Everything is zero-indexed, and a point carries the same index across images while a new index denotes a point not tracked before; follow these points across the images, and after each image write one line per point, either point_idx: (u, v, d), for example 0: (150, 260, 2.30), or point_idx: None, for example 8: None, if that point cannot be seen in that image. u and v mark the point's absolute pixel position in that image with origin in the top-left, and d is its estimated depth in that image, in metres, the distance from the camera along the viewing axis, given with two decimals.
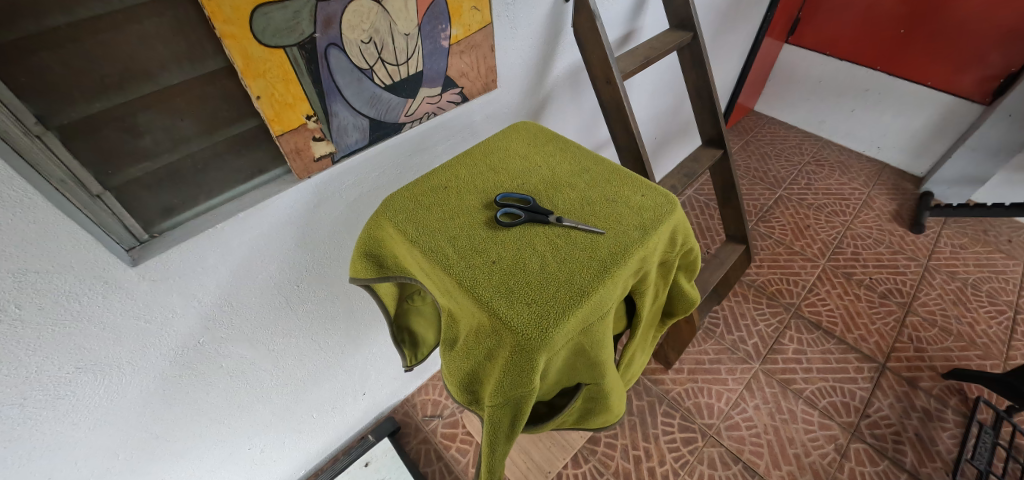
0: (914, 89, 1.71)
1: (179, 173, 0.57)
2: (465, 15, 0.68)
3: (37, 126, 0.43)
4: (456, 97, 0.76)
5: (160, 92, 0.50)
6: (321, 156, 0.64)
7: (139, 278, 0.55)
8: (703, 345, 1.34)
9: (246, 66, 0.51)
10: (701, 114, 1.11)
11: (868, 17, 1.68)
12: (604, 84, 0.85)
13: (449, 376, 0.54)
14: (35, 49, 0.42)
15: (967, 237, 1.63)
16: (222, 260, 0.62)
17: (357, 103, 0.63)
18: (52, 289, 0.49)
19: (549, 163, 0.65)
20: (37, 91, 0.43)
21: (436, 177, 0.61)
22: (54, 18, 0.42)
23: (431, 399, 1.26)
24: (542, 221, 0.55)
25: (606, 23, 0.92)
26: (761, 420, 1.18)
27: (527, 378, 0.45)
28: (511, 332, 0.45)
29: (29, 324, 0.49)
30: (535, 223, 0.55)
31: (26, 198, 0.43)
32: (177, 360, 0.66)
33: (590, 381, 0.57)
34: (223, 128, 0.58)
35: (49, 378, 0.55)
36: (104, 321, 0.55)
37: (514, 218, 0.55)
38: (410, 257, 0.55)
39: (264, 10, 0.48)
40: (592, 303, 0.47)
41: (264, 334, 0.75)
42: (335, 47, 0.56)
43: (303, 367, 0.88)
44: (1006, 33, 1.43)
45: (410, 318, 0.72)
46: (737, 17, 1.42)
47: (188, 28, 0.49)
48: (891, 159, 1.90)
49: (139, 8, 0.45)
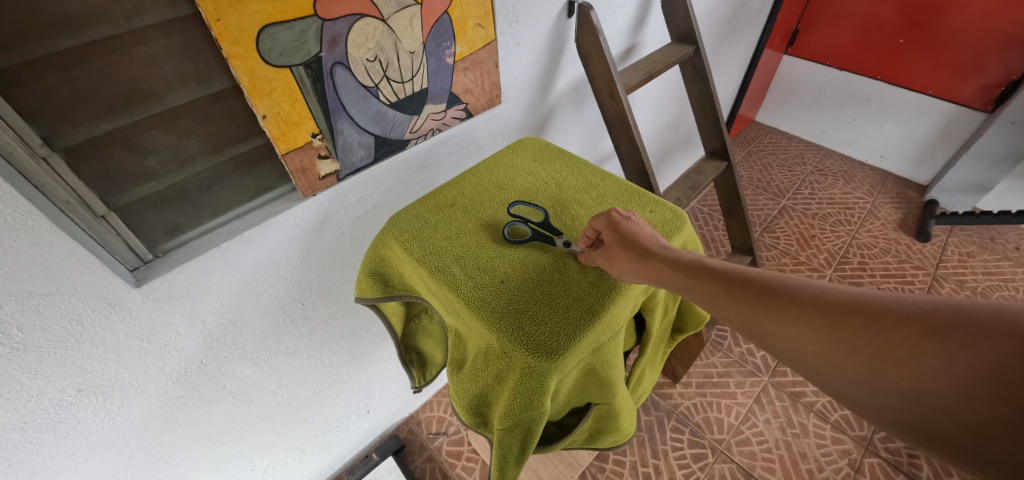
0: (915, 97, 1.71)
1: (184, 193, 0.57)
2: (470, 32, 0.68)
3: (43, 147, 0.44)
4: (461, 113, 0.76)
5: (166, 113, 0.51)
6: (326, 175, 0.64)
7: (142, 298, 0.54)
8: (711, 357, 1.32)
9: (253, 86, 0.51)
10: (704, 125, 1.11)
11: (866, 28, 1.70)
12: (608, 99, 0.85)
13: (457, 398, 0.53)
14: (43, 72, 0.42)
15: (974, 245, 1.61)
16: (227, 279, 0.61)
17: (363, 121, 0.63)
18: (56, 311, 0.48)
19: (556, 179, 0.65)
20: (43, 112, 0.43)
21: (441, 195, 0.61)
22: (62, 41, 0.42)
23: (436, 416, 1.24)
24: (547, 241, 0.54)
25: (609, 37, 0.93)
26: (773, 435, 1.15)
27: (537, 400, 0.44)
28: (520, 353, 0.44)
29: (32, 347, 0.49)
30: (540, 242, 0.55)
31: (31, 219, 0.42)
32: (180, 380, 0.65)
33: (602, 401, 0.56)
34: (229, 148, 0.58)
35: (50, 401, 0.54)
36: (107, 342, 0.54)
37: (523, 236, 0.56)
38: (415, 276, 0.55)
39: (271, 31, 0.49)
40: (602, 323, 0.47)
41: (267, 353, 0.74)
42: (341, 65, 0.56)
43: (305, 387, 0.87)
44: (1005, 41, 1.44)
45: (418, 338, 0.71)
46: (737, 30, 1.43)
47: (196, 49, 0.49)
48: (896, 168, 1.90)
49: (147, 30, 0.45)
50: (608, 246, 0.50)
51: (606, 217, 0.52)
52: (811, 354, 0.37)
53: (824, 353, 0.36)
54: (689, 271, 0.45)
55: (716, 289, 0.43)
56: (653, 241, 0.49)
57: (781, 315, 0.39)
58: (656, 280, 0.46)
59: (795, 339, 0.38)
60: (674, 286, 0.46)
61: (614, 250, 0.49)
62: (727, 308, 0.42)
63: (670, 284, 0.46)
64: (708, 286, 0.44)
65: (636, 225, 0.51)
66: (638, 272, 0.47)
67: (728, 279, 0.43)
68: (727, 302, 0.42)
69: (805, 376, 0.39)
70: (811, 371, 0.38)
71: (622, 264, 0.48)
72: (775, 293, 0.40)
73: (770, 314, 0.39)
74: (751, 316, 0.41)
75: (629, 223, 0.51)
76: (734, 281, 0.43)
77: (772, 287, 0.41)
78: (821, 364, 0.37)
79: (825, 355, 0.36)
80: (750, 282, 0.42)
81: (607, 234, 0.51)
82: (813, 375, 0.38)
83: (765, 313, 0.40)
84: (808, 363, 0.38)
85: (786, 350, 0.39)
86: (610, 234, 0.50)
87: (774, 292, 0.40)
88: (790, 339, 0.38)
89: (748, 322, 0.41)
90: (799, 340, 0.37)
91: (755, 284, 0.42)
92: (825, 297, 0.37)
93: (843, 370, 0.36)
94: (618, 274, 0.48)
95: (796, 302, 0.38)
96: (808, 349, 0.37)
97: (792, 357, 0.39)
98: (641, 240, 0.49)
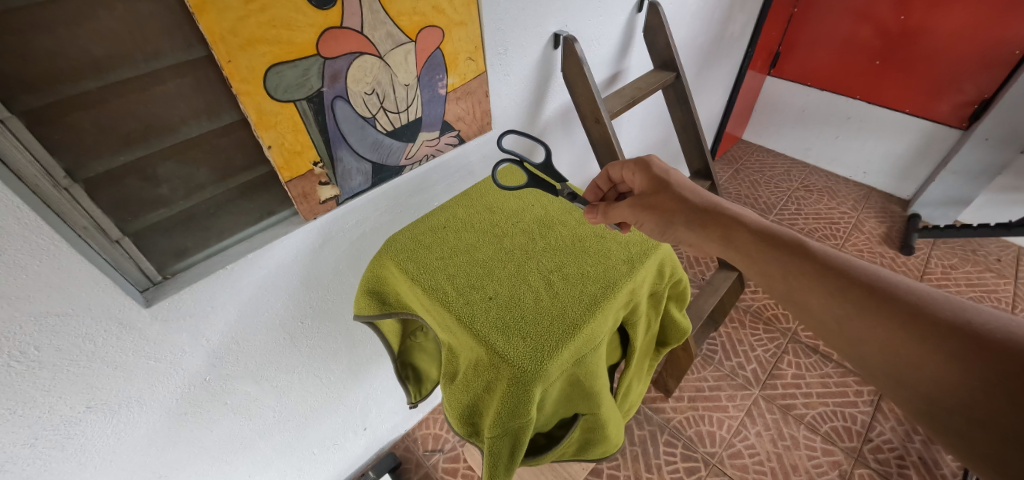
0: (894, 115, 1.78)
1: (193, 218, 0.60)
2: (461, 65, 0.73)
3: (66, 178, 0.47)
4: (454, 140, 0.81)
5: (179, 145, 0.55)
6: (326, 199, 0.67)
7: (151, 318, 0.57)
8: (703, 371, 1.34)
9: (260, 119, 0.55)
10: (688, 146, 1.17)
11: (844, 50, 1.78)
12: (593, 123, 0.90)
13: (449, 409, 0.56)
14: (69, 110, 0.46)
15: (957, 257, 1.66)
16: (232, 299, 0.65)
17: (361, 148, 0.67)
18: (70, 331, 0.51)
19: (543, 201, 0.70)
20: (67, 147, 0.47)
21: (434, 218, 0.66)
22: (87, 83, 0.46)
23: (432, 433, 1.25)
24: (552, 190, 0.65)
25: (593, 66, 0.99)
26: (764, 447, 1.17)
27: (523, 409, 0.47)
28: (508, 365, 0.47)
29: (46, 365, 0.51)
30: (547, 190, 0.65)
31: (51, 245, 0.45)
32: (184, 397, 0.68)
33: (587, 411, 0.59)
34: (235, 176, 0.62)
35: (61, 417, 0.56)
36: (116, 361, 0.57)
37: (518, 183, 0.72)
38: (410, 293, 0.59)
39: (276, 70, 0.53)
40: (583, 336, 0.51)
41: (267, 370, 0.76)
42: (340, 99, 0.60)
43: (304, 403, 0.88)
44: (975, 61, 1.51)
45: (413, 354, 0.74)
46: (719, 54, 1.50)
47: (208, 87, 0.54)
48: (880, 183, 1.96)
49: (165, 71, 0.50)
50: (656, 197, 0.58)
51: (657, 177, 0.59)
52: (901, 362, 0.39)
53: (920, 366, 0.38)
54: (780, 257, 0.48)
55: (816, 280, 0.45)
56: (731, 211, 0.54)
57: (887, 323, 0.40)
58: (740, 252, 0.52)
59: (892, 347, 0.40)
60: (756, 262, 0.50)
61: (667, 203, 0.57)
62: (816, 301, 0.45)
63: (753, 257, 0.50)
64: (798, 275, 0.47)
65: (692, 184, 0.58)
66: (703, 234, 0.54)
67: (833, 271, 0.45)
68: (823, 295, 0.44)
69: (877, 380, 0.42)
70: (891, 378, 0.40)
71: (672, 217, 0.56)
72: (885, 295, 0.41)
73: (871, 315, 0.41)
74: (844, 315, 0.43)
75: (678, 178, 0.59)
76: (835, 275, 0.44)
77: (891, 294, 0.41)
78: (909, 374, 0.39)
79: (920, 367, 0.38)
80: (857, 280, 0.43)
81: (643, 184, 0.61)
82: (892, 382, 0.40)
83: (864, 314, 0.42)
84: (892, 368, 0.40)
85: (869, 351, 0.42)
86: (654, 183, 0.59)
87: (890, 299, 0.41)
88: (889, 345, 0.40)
89: (841, 321, 0.43)
90: (893, 345, 0.40)
91: (867, 283, 0.43)
92: (950, 319, 0.38)
93: (935, 387, 0.37)
94: (659, 223, 0.58)
95: (909, 311, 0.40)
96: (903, 358, 0.39)
97: (888, 366, 0.40)
98: (711, 205, 0.55)
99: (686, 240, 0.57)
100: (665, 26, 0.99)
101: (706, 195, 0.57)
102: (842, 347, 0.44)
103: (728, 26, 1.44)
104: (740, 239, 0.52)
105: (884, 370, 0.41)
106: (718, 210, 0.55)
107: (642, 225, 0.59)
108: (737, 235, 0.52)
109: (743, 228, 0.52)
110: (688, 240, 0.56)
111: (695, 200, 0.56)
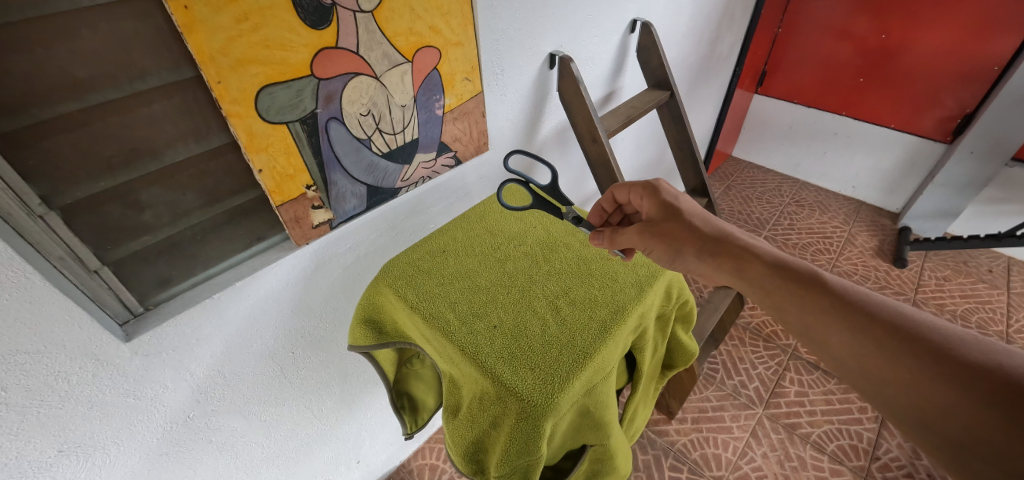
0: (880, 131, 1.81)
1: (178, 245, 0.57)
2: (458, 85, 0.72)
3: (41, 206, 0.43)
4: (451, 161, 0.79)
5: (164, 170, 0.52)
6: (319, 223, 0.65)
7: (131, 353, 0.54)
8: (705, 391, 1.32)
9: (250, 142, 0.53)
10: (683, 164, 1.17)
11: (829, 68, 1.82)
12: (591, 142, 0.89)
13: (452, 445, 0.52)
14: (47, 134, 0.44)
15: (949, 269, 1.67)
16: (218, 331, 0.61)
17: (356, 171, 0.65)
18: (42, 370, 0.47)
19: (544, 224, 0.68)
20: (42, 172, 0.44)
21: (433, 242, 0.64)
22: (67, 104, 0.44)
23: (429, 463, 1.20)
24: (558, 211, 0.63)
25: (589, 85, 0.99)
26: (771, 469, 1.14)
27: (532, 446, 0.45)
28: (516, 399, 0.45)
29: (15, 406, 0.47)
30: (552, 209, 0.64)
31: (24, 278, 0.42)
32: (166, 437, 0.63)
33: (596, 442, 0.56)
34: (223, 200, 0.59)
35: (29, 463, 0.52)
36: (93, 399, 0.53)
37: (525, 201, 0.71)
38: (410, 322, 0.57)
39: (269, 91, 0.51)
40: (594, 365, 0.48)
41: (256, 405, 0.72)
42: (335, 120, 0.59)
43: (293, 438, 0.84)
44: (955, 77, 1.56)
45: (409, 382, 0.71)
46: (709, 73, 1.52)
47: (196, 109, 0.51)
48: (869, 197, 1.98)
49: (151, 91, 0.48)
50: (666, 225, 0.56)
51: (665, 201, 0.58)
52: (926, 406, 0.38)
53: (949, 412, 0.36)
54: (795, 290, 0.47)
55: (834, 316, 0.44)
56: (742, 241, 0.53)
57: (912, 364, 0.39)
58: (753, 282, 0.50)
59: (918, 390, 0.38)
60: (770, 294, 0.49)
61: (676, 232, 0.55)
62: (833, 337, 0.44)
63: (766, 290, 0.49)
64: (814, 308, 0.45)
65: (701, 211, 0.57)
66: (714, 264, 0.53)
67: (851, 307, 0.44)
68: (841, 331, 0.43)
69: (902, 425, 0.40)
70: (917, 422, 0.38)
71: (681, 245, 0.55)
72: (908, 335, 0.40)
73: (893, 355, 0.40)
74: (864, 353, 0.41)
75: (688, 204, 0.57)
76: (854, 311, 0.43)
77: (914, 334, 0.40)
78: (937, 420, 0.37)
79: (950, 412, 0.36)
80: (876, 317, 0.42)
81: (651, 209, 0.59)
82: (918, 428, 0.39)
83: (885, 353, 0.40)
84: (916, 412, 0.38)
85: (893, 393, 0.40)
86: (663, 210, 0.58)
87: (913, 340, 0.40)
88: (913, 387, 0.38)
89: (862, 359, 0.42)
90: (918, 389, 0.38)
91: (887, 322, 0.41)
92: (979, 362, 0.37)
93: (963, 434, 0.36)
94: (668, 252, 0.56)
95: (933, 353, 0.38)
96: (929, 402, 0.37)
97: (912, 408, 0.39)
98: (720, 233, 0.54)
99: (695, 269, 0.55)
100: (658, 46, 1.00)
101: (718, 223, 0.55)
102: (862, 387, 0.42)
103: (717, 46, 1.46)
104: (753, 269, 0.50)
105: (907, 414, 0.39)
106: (728, 240, 0.53)
107: (650, 252, 0.57)
108: (750, 265, 0.50)
109: (755, 259, 0.51)
110: (698, 269, 0.55)
111: (705, 228, 0.55)
